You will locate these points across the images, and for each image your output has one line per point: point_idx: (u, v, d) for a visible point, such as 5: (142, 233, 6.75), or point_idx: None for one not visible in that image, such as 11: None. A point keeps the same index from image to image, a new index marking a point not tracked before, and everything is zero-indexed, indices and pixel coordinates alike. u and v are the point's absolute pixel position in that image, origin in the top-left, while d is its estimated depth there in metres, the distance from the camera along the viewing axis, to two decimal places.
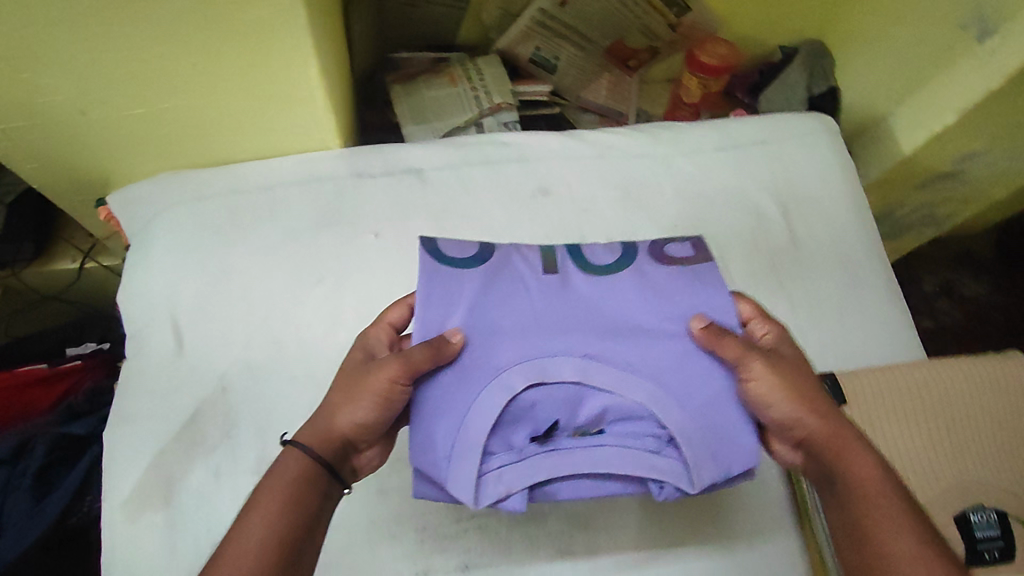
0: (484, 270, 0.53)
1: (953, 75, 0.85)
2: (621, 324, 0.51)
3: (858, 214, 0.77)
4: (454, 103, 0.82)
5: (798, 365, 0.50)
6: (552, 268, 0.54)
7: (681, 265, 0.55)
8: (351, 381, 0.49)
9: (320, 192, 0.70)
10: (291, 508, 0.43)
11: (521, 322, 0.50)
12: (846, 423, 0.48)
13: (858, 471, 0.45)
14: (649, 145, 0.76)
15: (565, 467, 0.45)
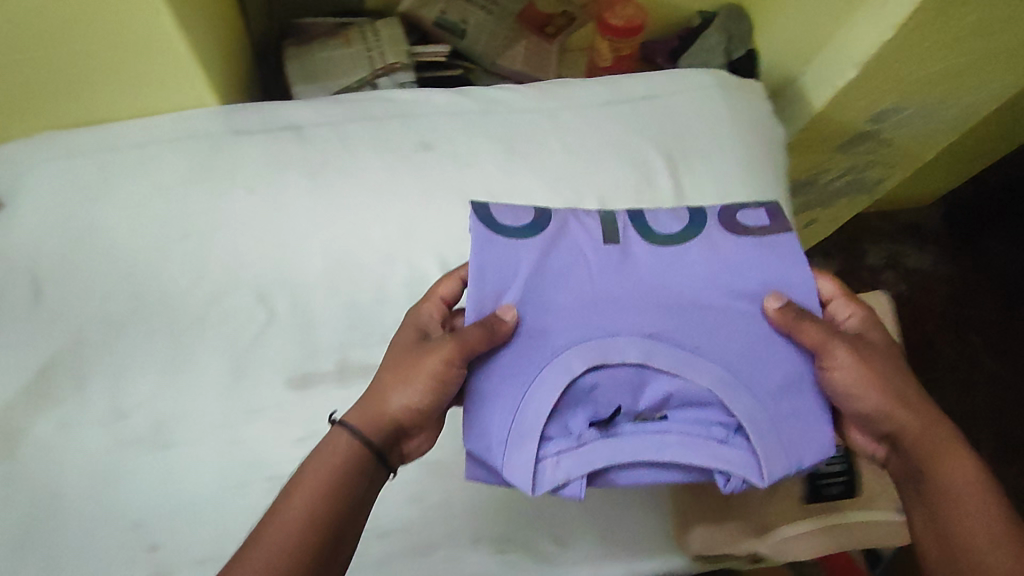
0: (547, 239, 0.55)
1: (852, 27, 0.84)
2: (671, 291, 0.53)
3: (749, 166, 0.75)
4: (347, 63, 0.81)
5: (890, 348, 0.54)
6: (611, 238, 0.56)
7: (755, 236, 0.56)
8: (403, 363, 0.51)
9: (195, 150, 0.69)
10: (332, 480, 0.47)
11: (591, 298, 0.52)
12: (940, 418, 0.51)
13: (953, 471, 0.49)
14: (535, 99, 0.76)
15: (623, 452, 0.48)
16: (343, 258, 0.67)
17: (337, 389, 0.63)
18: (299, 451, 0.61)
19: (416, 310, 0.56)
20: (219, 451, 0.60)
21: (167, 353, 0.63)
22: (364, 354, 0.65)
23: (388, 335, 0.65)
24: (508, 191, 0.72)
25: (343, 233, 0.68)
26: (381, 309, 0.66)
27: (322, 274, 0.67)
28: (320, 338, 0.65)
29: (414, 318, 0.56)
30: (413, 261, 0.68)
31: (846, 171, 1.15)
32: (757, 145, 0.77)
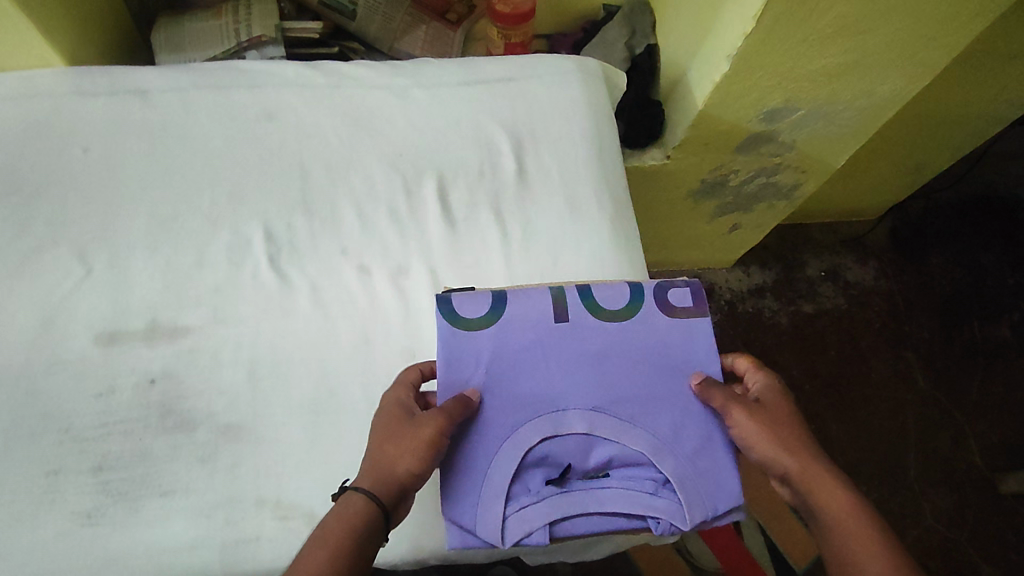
0: (500, 323, 0.55)
1: (724, 20, 0.84)
2: (612, 360, 0.55)
3: (596, 154, 0.75)
4: (213, 35, 0.82)
5: (783, 395, 0.53)
6: (562, 315, 0.56)
7: (682, 316, 0.57)
8: (387, 440, 0.49)
9: (37, 108, 0.70)
10: (330, 553, 0.44)
11: (536, 372, 0.54)
12: (828, 464, 0.49)
13: (835, 509, 0.47)
14: (391, 77, 0.76)
15: (575, 506, 0.51)
16: (168, 219, 0.67)
17: (142, 348, 0.61)
18: (97, 405, 0.59)
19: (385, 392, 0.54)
20: (11, 402, 0.58)
21: None
22: (173, 315, 0.63)
23: (199, 298, 0.64)
24: (344, 164, 0.71)
25: (171, 198, 0.68)
26: (198, 273, 0.65)
27: (143, 234, 0.66)
28: (132, 297, 0.63)
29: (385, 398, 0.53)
30: (238, 227, 0.67)
31: (756, 175, 1.13)
32: (607, 134, 0.77)
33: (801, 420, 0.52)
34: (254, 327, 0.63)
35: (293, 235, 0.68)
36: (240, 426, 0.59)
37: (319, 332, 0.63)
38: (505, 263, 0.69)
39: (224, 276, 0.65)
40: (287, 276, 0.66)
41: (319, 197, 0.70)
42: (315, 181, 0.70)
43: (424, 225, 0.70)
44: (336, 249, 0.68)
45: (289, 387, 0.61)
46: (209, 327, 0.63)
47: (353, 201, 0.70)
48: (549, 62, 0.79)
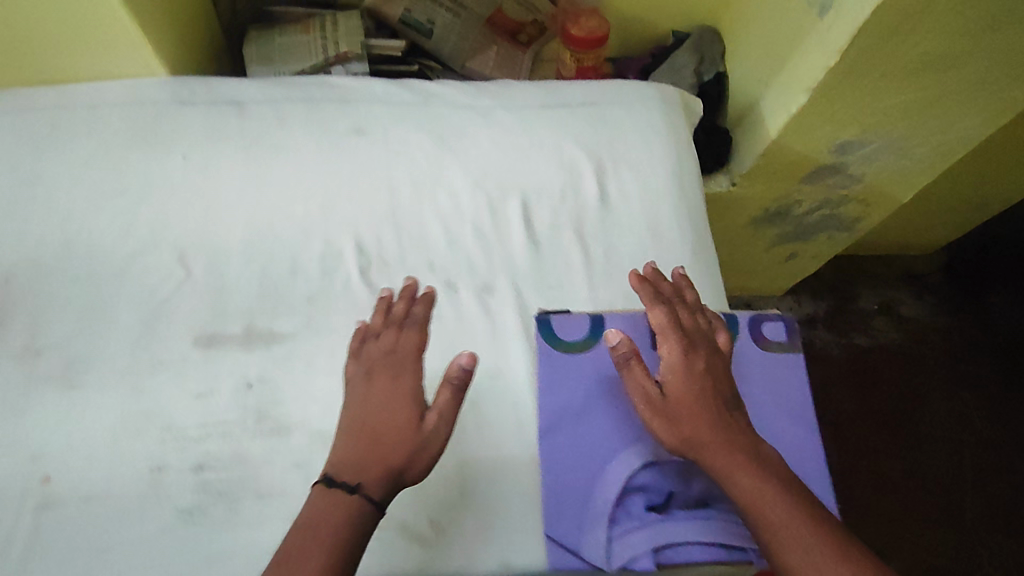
0: (598, 350, 0.60)
1: (802, 54, 0.84)
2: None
3: (676, 180, 0.76)
4: (302, 49, 0.84)
5: (691, 371, 0.55)
6: (661, 343, 0.60)
7: (775, 350, 0.63)
8: (385, 432, 0.52)
9: (140, 115, 0.73)
10: (336, 554, 0.47)
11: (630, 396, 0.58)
12: (730, 444, 0.51)
13: (743, 494, 0.49)
14: (475, 97, 0.78)
15: (678, 532, 0.52)
16: (264, 227, 0.69)
17: (239, 351, 0.64)
18: (196, 405, 0.61)
19: (377, 362, 0.57)
20: (118, 397, 0.61)
21: (86, 300, 0.65)
22: (269, 321, 0.65)
23: (295, 306, 0.66)
24: (431, 181, 0.73)
25: (266, 208, 0.70)
26: (293, 281, 0.67)
27: (241, 241, 0.68)
28: (229, 302, 0.66)
29: (382, 372, 0.56)
30: (330, 238, 0.69)
31: (819, 205, 1.12)
32: (688, 162, 0.78)
33: (704, 393, 0.54)
34: (344, 336, 0.65)
35: (382, 249, 0.70)
36: (330, 433, 0.61)
37: None
38: (587, 284, 0.70)
39: (317, 286, 0.67)
40: (377, 289, 0.68)
41: (408, 212, 0.71)
42: (403, 196, 0.72)
43: (508, 243, 0.71)
44: (423, 264, 0.69)
45: None
46: (303, 334, 0.65)
47: (439, 218, 0.71)
48: (631, 88, 0.81)
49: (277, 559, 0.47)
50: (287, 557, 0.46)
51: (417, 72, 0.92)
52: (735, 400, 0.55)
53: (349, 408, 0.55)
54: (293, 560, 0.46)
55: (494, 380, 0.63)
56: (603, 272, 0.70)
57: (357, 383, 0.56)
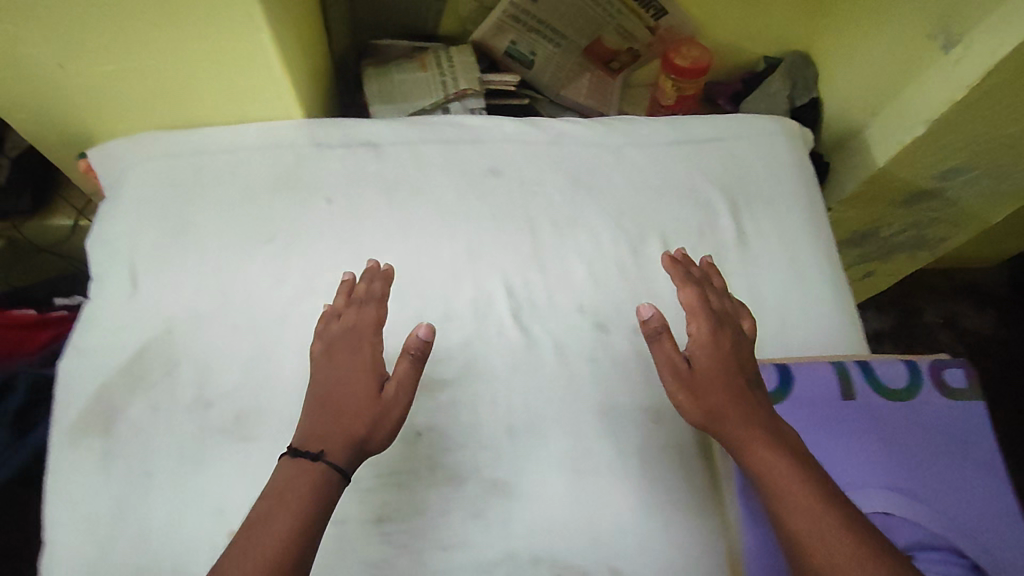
0: (789, 403, 0.58)
1: (919, 87, 0.85)
2: (902, 440, 0.57)
3: (810, 215, 0.79)
4: (422, 89, 0.86)
5: (717, 348, 0.58)
6: (849, 393, 0.58)
7: (967, 396, 0.59)
8: (347, 401, 0.56)
9: (281, 159, 0.74)
10: (297, 515, 0.50)
11: (829, 450, 0.57)
12: (754, 420, 0.54)
13: (764, 466, 0.52)
14: (603, 135, 0.79)
15: None
16: (416, 273, 0.71)
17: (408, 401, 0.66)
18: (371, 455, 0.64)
19: (340, 338, 0.61)
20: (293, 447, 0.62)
21: (249, 349, 0.66)
22: (430, 368, 0.68)
23: (453, 353, 0.69)
24: (569, 222, 0.74)
25: (414, 253, 0.71)
26: (446, 327, 0.69)
27: (394, 287, 0.70)
28: (388, 347, 0.67)
29: (345, 346, 0.60)
30: (480, 282, 0.71)
31: (907, 227, 1.14)
32: (816, 196, 0.80)
33: (729, 369, 0.57)
34: (505, 384, 0.68)
35: (532, 293, 0.71)
36: (506, 481, 0.64)
37: (565, 388, 0.68)
38: None
39: (473, 330, 0.69)
40: (531, 334, 0.70)
41: (552, 255, 0.73)
42: (545, 239, 0.73)
43: (653, 284, 0.72)
44: (572, 307, 0.71)
45: (543, 445, 0.66)
46: (464, 380, 0.68)
47: (584, 260, 0.73)
48: (757, 122, 0.82)
49: (250, 519, 0.50)
50: (258, 517, 0.50)
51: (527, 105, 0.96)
52: (756, 380, 0.58)
53: (313, 385, 0.58)
54: (262, 519, 0.50)
55: (654, 425, 0.67)
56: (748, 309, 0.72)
57: (319, 362, 0.60)
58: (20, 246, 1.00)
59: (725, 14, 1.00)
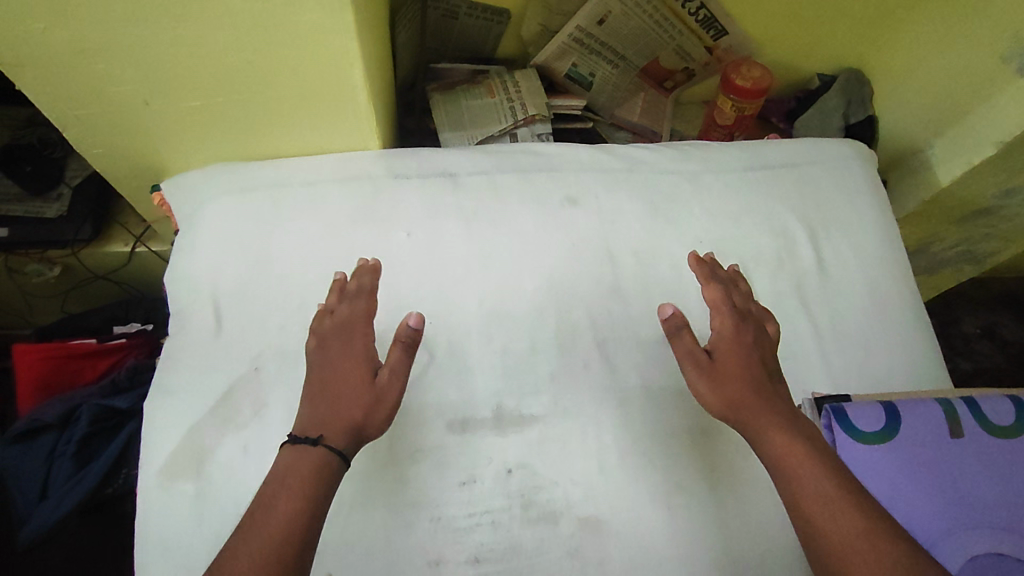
0: (897, 441, 0.58)
1: (990, 109, 0.85)
2: (1017, 479, 0.56)
3: (888, 240, 0.78)
4: (490, 113, 0.87)
5: (738, 340, 0.58)
6: (957, 431, 0.58)
7: None
8: (344, 389, 0.55)
9: (359, 190, 0.73)
10: (299, 500, 0.48)
11: (941, 488, 0.56)
12: (771, 404, 0.54)
13: (777, 448, 0.51)
14: (677, 162, 0.79)
15: None
16: (499, 304, 0.69)
17: (495, 437, 0.63)
18: (462, 494, 0.60)
19: (336, 327, 0.59)
20: (384, 488, 0.60)
21: None
22: (518, 403, 0.64)
23: (541, 387, 0.65)
24: (649, 250, 0.73)
25: (496, 284, 0.70)
26: (533, 363, 0.67)
27: (477, 319, 0.68)
28: (476, 382, 0.65)
29: (341, 335, 0.59)
30: (563, 314, 0.69)
31: (959, 243, 1.12)
32: (893, 224, 0.80)
33: (748, 356, 0.57)
34: (593, 418, 0.64)
35: (615, 323, 0.69)
36: (600, 519, 0.60)
37: (654, 424, 0.64)
38: (822, 352, 0.70)
39: (558, 365, 0.67)
40: (616, 365, 0.67)
41: (631, 285, 0.71)
42: (625, 269, 0.72)
43: None
44: (656, 337, 0.69)
45: (639, 482, 0.62)
46: (553, 417, 0.64)
47: (665, 290, 0.72)
48: (826, 149, 0.83)
49: (251, 507, 0.49)
50: (262, 502, 0.49)
51: (588, 128, 1.00)
52: (777, 372, 0.57)
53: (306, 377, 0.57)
54: (265, 504, 0.48)
55: (748, 461, 0.64)
56: (834, 340, 0.71)
57: (310, 355, 0.58)
58: (77, 274, 0.99)
59: (782, 35, 1.00)
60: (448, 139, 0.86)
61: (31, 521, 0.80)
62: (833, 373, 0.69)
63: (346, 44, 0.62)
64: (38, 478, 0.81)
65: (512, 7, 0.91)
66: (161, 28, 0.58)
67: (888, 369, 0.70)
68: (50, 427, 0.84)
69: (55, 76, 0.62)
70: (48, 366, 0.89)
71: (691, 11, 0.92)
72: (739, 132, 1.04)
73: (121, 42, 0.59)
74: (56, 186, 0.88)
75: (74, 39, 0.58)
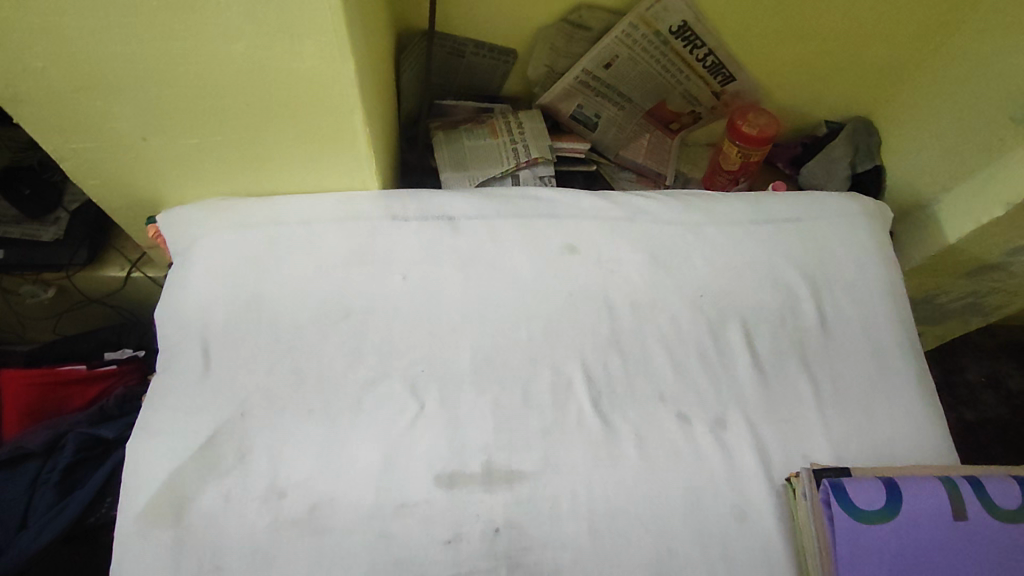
0: (898, 521, 0.56)
1: (1000, 169, 0.84)
2: (1014, 565, 0.54)
3: (893, 300, 0.77)
4: (493, 154, 0.88)
5: None
6: (961, 514, 0.56)
7: None
8: None
9: (357, 231, 0.72)
10: None
11: (939, 574, 0.54)
12: None
13: None
14: (679, 212, 0.78)
15: None
16: (492, 354, 0.68)
17: (483, 495, 0.61)
18: (446, 554, 0.58)
19: None
20: (367, 544, 0.58)
21: (323, 436, 0.62)
22: (508, 459, 0.63)
23: (533, 442, 0.63)
24: (649, 302, 0.72)
25: (491, 333, 0.68)
26: (526, 415, 0.65)
27: (471, 369, 0.66)
28: (466, 437, 0.63)
29: None
30: (558, 366, 0.68)
31: (965, 295, 1.09)
32: (897, 282, 0.78)
33: None
34: (584, 476, 0.62)
35: (611, 378, 0.68)
36: None
37: (649, 486, 0.62)
38: (821, 415, 0.68)
39: (551, 419, 0.65)
40: (610, 422, 0.65)
41: (630, 338, 0.70)
42: (623, 321, 0.71)
43: (735, 372, 0.69)
44: (653, 395, 0.67)
45: (631, 546, 0.59)
46: (544, 474, 0.62)
47: (663, 344, 0.70)
48: (831, 204, 0.82)
49: None
50: None
51: (591, 169, 0.99)
52: None
53: None
54: None
55: (744, 527, 0.61)
56: (834, 402, 0.69)
57: None
58: (72, 297, 0.99)
59: (790, 82, 1.00)
60: (448, 178, 0.86)
61: (8, 552, 0.74)
62: (833, 438, 0.67)
63: (345, 88, 0.62)
64: (16, 509, 0.78)
65: (519, 47, 0.91)
66: (155, 68, 0.57)
67: (890, 434, 0.68)
68: (33, 456, 0.82)
69: (55, 113, 0.62)
70: (33, 393, 0.88)
71: (698, 58, 0.91)
72: (745, 177, 1.04)
73: (122, 81, 0.59)
74: (53, 210, 0.88)
75: (74, 75, 0.57)
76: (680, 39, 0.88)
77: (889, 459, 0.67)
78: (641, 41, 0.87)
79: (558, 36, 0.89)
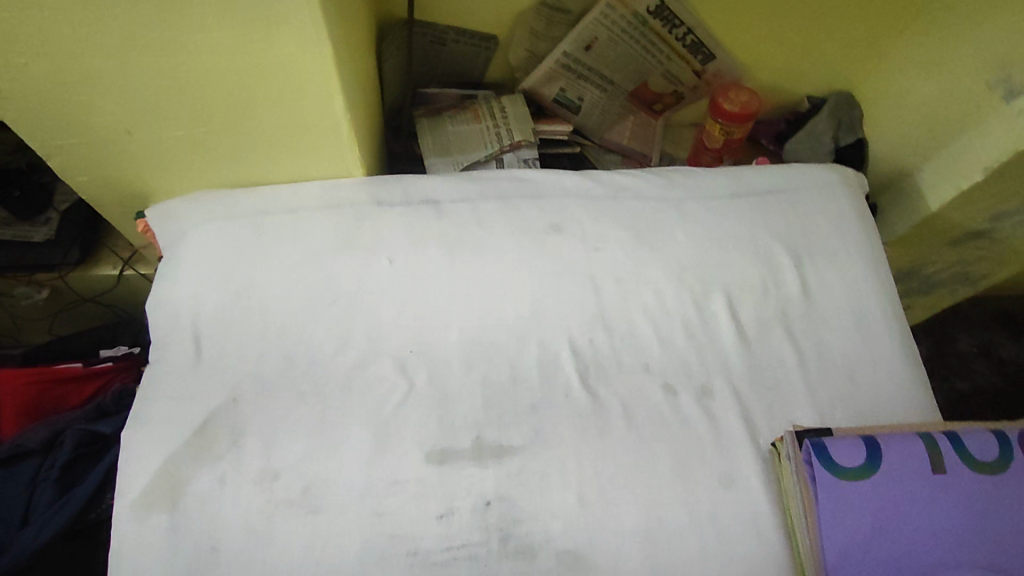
0: (878, 476, 0.58)
1: (978, 135, 0.85)
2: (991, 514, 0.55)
3: (875, 267, 0.77)
4: (476, 139, 0.89)
5: None
6: (939, 467, 0.57)
7: None
8: None
9: (343, 217, 0.73)
10: None
11: (918, 524, 0.56)
12: None
13: None
14: (661, 189, 0.79)
15: None
16: (480, 332, 0.69)
17: (473, 469, 0.62)
18: (439, 527, 0.59)
19: None
20: (361, 520, 0.59)
21: (315, 417, 0.63)
22: (498, 434, 0.64)
23: (522, 416, 0.64)
24: (633, 277, 0.73)
25: (478, 312, 0.70)
26: (514, 390, 0.66)
27: (459, 348, 0.68)
28: (456, 413, 0.64)
29: None
30: (545, 342, 0.69)
31: (952, 265, 1.10)
32: (879, 250, 0.79)
33: None
34: (573, 448, 0.63)
35: (596, 352, 0.69)
36: (580, 553, 0.59)
37: (637, 455, 0.63)
38: (806, 381, 0.69)
39: (539, 394, 0.66)
40: (597, 395, 0.67)
41: (614, 312, 0.71)
42: (608, 296, 0.72)
43: (720, 342, 0.71)
44: (639, 367, 0.69)
45: (620, 513, 0.60)
46: (533, 447, 0.63)
47: (648, 318, 0.71)
48: (812, 176, 0.83)
49: None
50: None
51: (576, 152, 1.00)
52: None
53: None
54: None
55: (731, 492, 0.62)
56: (818, 368, 0.70)
57: None
58: (66, 297, 1.00)
59: (770, 58, 1.00)
60: (433, 164, 0.87)
61: (10, 549, 0.76)
62: (818, 403, 0.68)
63: (325, 76, 0.63)
64: (17, 508, 0.79)
65: (499, 33, 0.92)
66: (135, 61, 0.58)
67: (875, 396, 0.69)
68: (32, 453, 0.83)
69: (39, 109, 0.63)
70: (30, 392, 0.89)
71: (678, 37, 0.92)
72: (729, 155, 1.04)
73: (104, 75, 0.59)
74: (43, 211, 0.89)
75: (57, 70, 0.58)
76: (659, 19, 0.89)
77: (873, 420, 0.68)
78: (619, 22, 0.88)
79: (538, 20, 0.90)
